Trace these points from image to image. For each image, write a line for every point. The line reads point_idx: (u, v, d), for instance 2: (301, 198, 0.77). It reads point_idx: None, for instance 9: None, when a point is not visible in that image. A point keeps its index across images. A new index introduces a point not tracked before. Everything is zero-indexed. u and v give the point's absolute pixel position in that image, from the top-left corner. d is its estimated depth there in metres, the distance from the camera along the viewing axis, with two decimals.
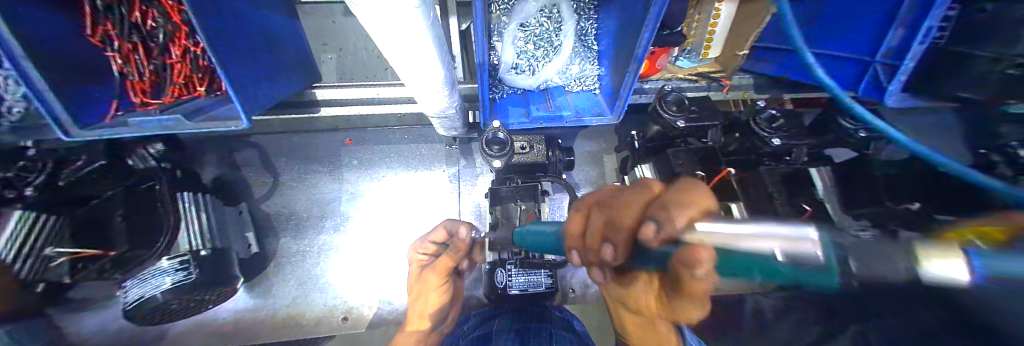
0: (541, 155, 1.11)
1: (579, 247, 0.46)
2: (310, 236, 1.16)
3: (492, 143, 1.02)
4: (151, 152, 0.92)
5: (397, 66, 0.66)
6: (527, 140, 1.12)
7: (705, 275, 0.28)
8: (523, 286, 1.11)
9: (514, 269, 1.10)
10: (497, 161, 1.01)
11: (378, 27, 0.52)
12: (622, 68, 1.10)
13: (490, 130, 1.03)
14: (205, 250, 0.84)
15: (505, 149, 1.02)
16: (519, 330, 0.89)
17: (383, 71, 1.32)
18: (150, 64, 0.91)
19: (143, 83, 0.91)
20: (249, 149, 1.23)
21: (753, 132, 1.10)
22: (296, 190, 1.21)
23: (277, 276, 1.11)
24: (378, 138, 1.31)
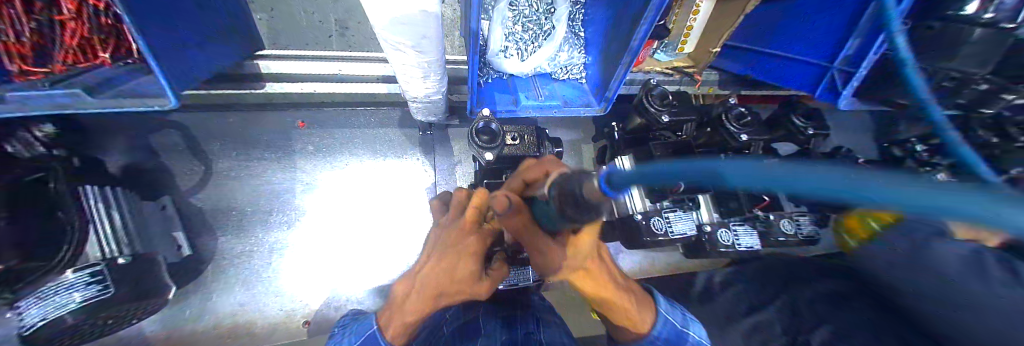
0: (532, 146, 0.93)
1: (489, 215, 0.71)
2: (257, 234, 1.06)
3: (481, 132, 0.86)
4: (39, 135, 0.76)
5: (384, 40, 0.55)
6: (518, 130, 0.94)
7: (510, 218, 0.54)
8: (512, 281, 1.06)
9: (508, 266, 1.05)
10: (489, 154, 0.86)
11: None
12: (612, 59, 0.94)
13: (479, 118, 0.87)
14: (125, 258, 0.75)
15: (497, 138, 0.86)
16: (504, 318, 0.85)
17: (327, 39, 1.17)
18: (30, 21, 0.65)
19: (21, 45, 0.65)
20: (170, 131, 1.04)
21: (722, 128, 1.05)
22: (235, 181, 1.06)
23: (220, 279, 1.01)
24: (338, 121, 1.18)
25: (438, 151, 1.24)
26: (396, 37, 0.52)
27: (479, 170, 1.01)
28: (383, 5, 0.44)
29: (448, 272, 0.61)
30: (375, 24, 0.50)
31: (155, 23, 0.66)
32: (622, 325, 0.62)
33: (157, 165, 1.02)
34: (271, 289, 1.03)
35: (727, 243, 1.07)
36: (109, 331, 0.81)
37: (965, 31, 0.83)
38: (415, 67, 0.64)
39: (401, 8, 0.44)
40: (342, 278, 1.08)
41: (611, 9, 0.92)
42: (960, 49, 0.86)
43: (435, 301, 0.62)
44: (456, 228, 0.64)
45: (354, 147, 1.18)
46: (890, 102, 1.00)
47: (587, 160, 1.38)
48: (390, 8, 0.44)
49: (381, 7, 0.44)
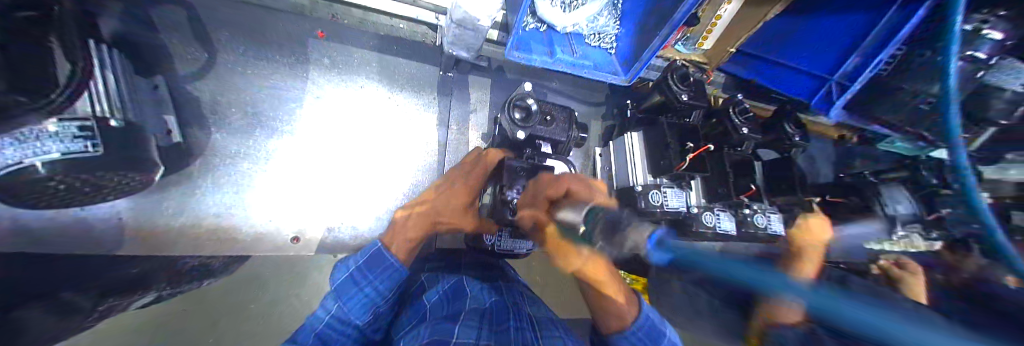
0: (561, 130, 0.94)
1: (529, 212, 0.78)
2: (255, 138, 1.00)
3: (515, 107, 0.86)
4: None
5: None
6: (550, 108, 0.93)
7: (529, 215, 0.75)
8: (507, 247, 1.02)
9: (505, 235, 1.01)
10: (522, 131, 0.87)
11: None
12: (647, 32, 0.99)
13: (517, 92, 0.88)
14: (116, 121, 0.70)
15: (532, 117, 0.88)
16: (488, 287, 0.89)
17: None
18: None
19: None
20: (179, 11, 0.97)
21: (727, 119, 1.15)
22: (241, 78, 1.01)
23: (202, 178, 0.95)
24: (359, 41, 1.13)
25: (455, 96, 1.23)
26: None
27: (501, 141, 1.01)
28: None
29: (446, 203, 0.94)
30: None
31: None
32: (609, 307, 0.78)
33: (153, 42, 0.93)
34: (259, 199, 0.99)
35: (710, 225, 1.16)
36: (83, 198, 0.74)
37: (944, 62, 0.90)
38: None
39: None
40: (337, 202, 1.05)
41: None
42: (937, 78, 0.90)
43: (426, 225, 0.91)
44: (458, 171, 0.99)
45: (372, 71, 1.14)
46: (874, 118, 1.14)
47: (594, 135, 1.44)
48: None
49: None
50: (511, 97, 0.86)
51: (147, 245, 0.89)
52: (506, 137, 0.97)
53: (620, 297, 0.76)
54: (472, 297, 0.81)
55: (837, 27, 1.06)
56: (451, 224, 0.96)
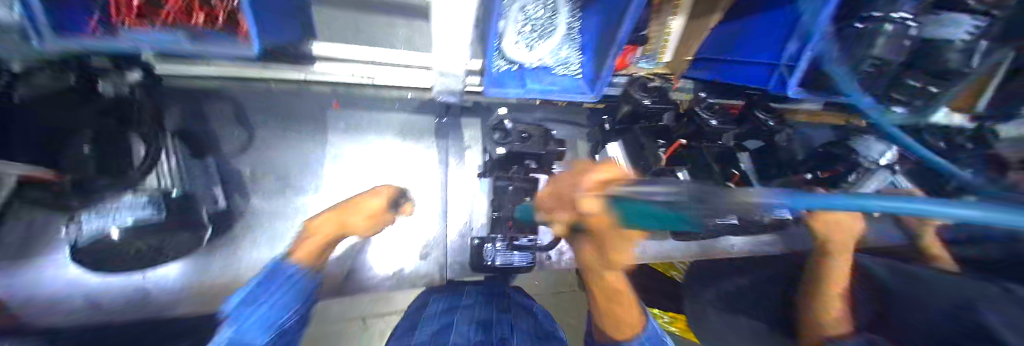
0: (539, 144, 1.03)
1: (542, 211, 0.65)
2: (287, 198, 1.18)
3: (496, 129, 1.01)
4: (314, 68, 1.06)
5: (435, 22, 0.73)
6: (529, 127, 1.05)
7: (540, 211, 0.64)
8: (505, 261, 1.18)
9: (501, 245, 1.18)
10: (502, 148, 1.03)
11: None
12: (602, 54, 1.14)
13: (496, 116, 1.02)
14: (176, 192, 0.87)
15: (509, 135, 1.02)
16: (481, 320, 0.87)
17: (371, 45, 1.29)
18: None
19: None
20: (220, 102, 1.19)
21: (694, 117, 1.23)
22: (274, 151, 1.21)
23: (245, 236, 1.11)
24: (366, 107, 1.34)
25: (451, 137, 1.39)
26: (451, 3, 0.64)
27: (491, 164, 1.16)
28: None
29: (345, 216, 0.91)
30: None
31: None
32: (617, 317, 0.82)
33: (205, 131, 1.16)
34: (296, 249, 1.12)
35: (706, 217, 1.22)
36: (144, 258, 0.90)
37: (880, 29, 0.97)
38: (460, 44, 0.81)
39: None
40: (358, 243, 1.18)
41: (600, 16, 1.10)
42: (878, 42, 1.00)
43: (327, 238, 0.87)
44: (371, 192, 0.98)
45: (380, 127, 1.33)
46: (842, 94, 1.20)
47: (582, 153, 1.53)
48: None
49: None
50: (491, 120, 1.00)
51: (185, 305, 1.01)
52: (494, 158, 1.11)
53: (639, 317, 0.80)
54: (459, 332, 0.78)
55: (773, 24, 1.18)
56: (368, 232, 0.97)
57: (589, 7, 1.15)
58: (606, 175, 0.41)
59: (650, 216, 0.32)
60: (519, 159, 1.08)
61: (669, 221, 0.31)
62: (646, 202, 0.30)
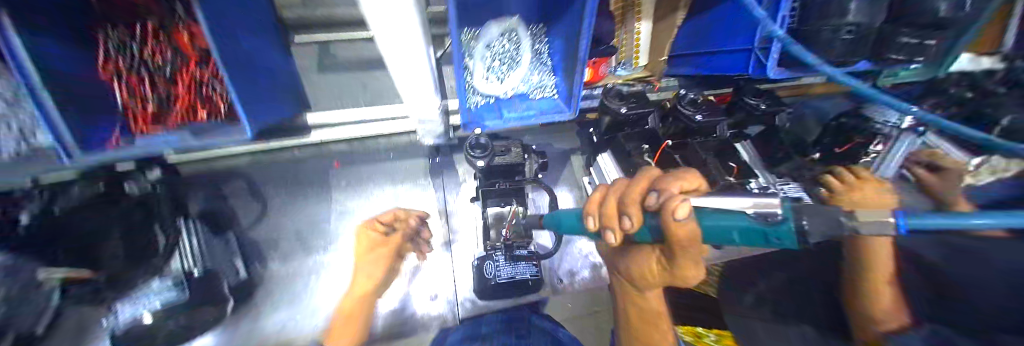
0: (518, 157, 1.10)
1: (593, 215, 0.68)
2: (301, 258, 1.25)
3: (474, 147, 1.05)
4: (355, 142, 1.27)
5: (397, 81, 0.80)
6: (506, 143, 1.12)
7: (592, 215, 0.68)
8: (510, 275, 1.18)
9: (502, 262, 1.20)
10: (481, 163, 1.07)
11: (392, 54, 0.65)
12: (571, 72, 1.18)
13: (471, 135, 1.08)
14: (197, 270, 0.94)
15: (487, 150, 1.06)
16: None
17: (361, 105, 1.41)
18: (154, 93, 0.90)
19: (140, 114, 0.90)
20: (236, 180, 1.32)
21: (678, 113, 1.21)
22: (287, 216, 1.31)
23: (268, 302, 1.18)
24: (364, 160, 1.43)
25: (446, 175, 1.44)
26: (403, 64, 0.69)
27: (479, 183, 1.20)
28: (398, 57, 0.66)
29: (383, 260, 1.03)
30: (387, 61, 0.70)
31: (222, 31, 0.78)
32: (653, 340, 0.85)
33: (225, 209, 1.28)
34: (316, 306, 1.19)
35: None
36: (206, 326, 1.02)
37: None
38: (428, 93, 0.88)
39: (405, 53, 0.65)
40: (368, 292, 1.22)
41: (564, 38, 1.19)
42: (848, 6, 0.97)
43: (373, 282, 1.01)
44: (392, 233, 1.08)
45: (379, 178, 1.41)
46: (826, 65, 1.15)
47: (577, 168, 1.52)
48: (396, 46, 0.61)
49: (396, 61, 0.68)
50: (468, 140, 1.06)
51: None
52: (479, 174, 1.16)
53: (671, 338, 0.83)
54: None
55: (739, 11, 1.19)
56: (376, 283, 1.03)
57: (552, 31, 1.25)
58: (684, 188, 0.51)
59: (748, 233, 0.39)
60: (502, 172, 1.13)
61: (759, 236, 0.37)
62: (744, 216, 0.38)
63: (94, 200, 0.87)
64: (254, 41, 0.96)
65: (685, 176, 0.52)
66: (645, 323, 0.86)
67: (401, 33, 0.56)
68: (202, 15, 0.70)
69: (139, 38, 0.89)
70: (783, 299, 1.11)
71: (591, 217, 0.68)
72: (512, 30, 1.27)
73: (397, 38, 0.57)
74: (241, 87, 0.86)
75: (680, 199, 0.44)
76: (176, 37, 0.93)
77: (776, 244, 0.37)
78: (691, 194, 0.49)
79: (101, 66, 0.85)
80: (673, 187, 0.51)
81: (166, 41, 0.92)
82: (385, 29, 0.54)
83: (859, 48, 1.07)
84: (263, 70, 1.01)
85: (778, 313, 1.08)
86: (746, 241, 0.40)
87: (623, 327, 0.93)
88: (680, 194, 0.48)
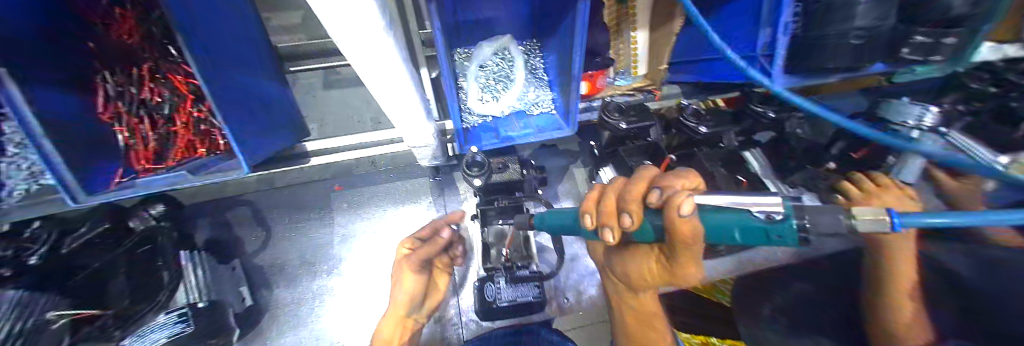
0: (516, 173, 1.07)
1: (590, 214, 0.63)
2: (305, 283, 1.25)
3: (471, 164, 1.03)
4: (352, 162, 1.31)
5: (388, 110, 0.80)
6: (503, 160, 1.10)
7: (590, 213, 0.63)
8: (511, 297, 1.16)
9: (503, 284, 1.17)
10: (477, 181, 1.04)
11: (374, 82, 0.66)
12: (566, 88, 1.16)
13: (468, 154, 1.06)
14: (202, 302, 0.94)
15: (484, 168, 1.03)
16: None
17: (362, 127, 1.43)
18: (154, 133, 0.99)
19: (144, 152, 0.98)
20: (241, 207, 1.35)
21: (682, 126, 1.17)
22: (291, 240, 1.32)
23: (274, 328, 1.18)
24: (365, 182, 1.44)
25: (446, 193, 1.44)
26: (389, 92, 0.70)
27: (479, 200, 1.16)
28: (381, 86, 0.67)
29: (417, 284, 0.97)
30: (372, 92, 0.70)
31: (211, 70, 0.80)
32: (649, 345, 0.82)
33: (232, 236, 1.30)
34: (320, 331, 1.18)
35: None
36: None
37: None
38: (419, 120, 0.88)
39: (390, 84, 0.67)
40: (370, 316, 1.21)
41: (558, 53, 1.20)
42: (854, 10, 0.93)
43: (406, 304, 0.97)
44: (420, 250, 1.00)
45: (380, 199, 1.41)
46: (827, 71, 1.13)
47: (581, 181, 1.46)
48: (380, 76, 0.63)
49: (381, 92, 0.69)
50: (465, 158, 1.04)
51: None
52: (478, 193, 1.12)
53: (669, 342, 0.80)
54: None
55: (739, 18, 1.15)
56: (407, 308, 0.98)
57: (547, 47, 1.30)
58: (684, 186, 0.47)
59: (751, 230, 0.38)
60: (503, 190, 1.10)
61: (762, 232, 0.36)
62: (744, 212, 0.37)
63: (100, 236, 0.92)
64: (249, 76, 1.00)
65: (684, 174, 0.50)
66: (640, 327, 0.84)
67: (383, 64, 0.59)
68: (193, 59, 0.73)
69: (137, 83, 0.99)
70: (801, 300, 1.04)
71: (587, 215, 0.63)
72: (505, 48, 1.28)
73: (380, 69, 0.60)
74: (236, 125, 0.88)
75: (684, 194, 0.39)
76: (172, 79, 1.02)
77: (779, 240, 0.36)
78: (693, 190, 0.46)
79: (100, 114, 0.93)
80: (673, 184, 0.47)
81: (163, 84, 1.01)
82: (366, 60, 0.57)
83: (868, 53, 1.02)
84: (262, 104, 1.05)
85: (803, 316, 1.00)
86: (748, 239, 0.39)
87: (620, 328, 0.90)
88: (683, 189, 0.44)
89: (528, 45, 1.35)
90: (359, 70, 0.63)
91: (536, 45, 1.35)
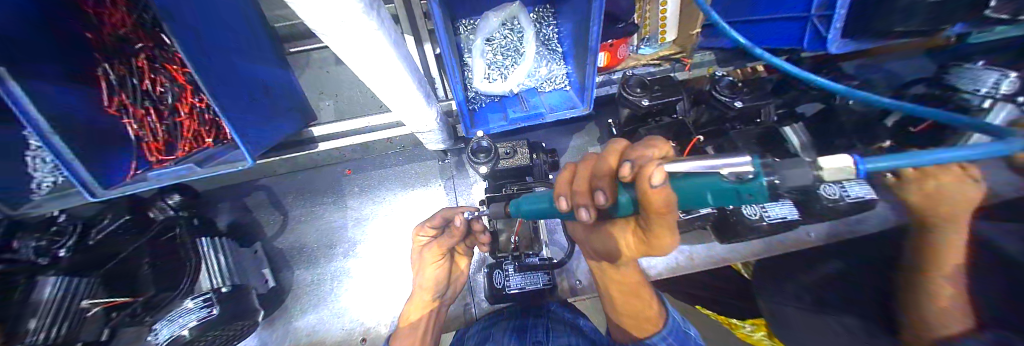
0: (526, 158, 1.02)
1: (566, 196, 0.60)
2: (323, 265, 1.28)
3: (477, 151, 0.98)
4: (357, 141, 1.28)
5: (382, 94, 0.74)
6: (511, 144, 1.04)
7: (564, 200, 0.59)
8: (522, 284, 1.11)
9: (512, 270, 1.12)
10: (483, 167, 0.99)
11: (357, 62, 0.58)
12: (582, 62, 1.06)
13: (474, 139, 1.00)
14: (226, 287, 0.97)
15: (491, 153, 0.96)
16: None
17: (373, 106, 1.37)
18: (162, 125, 0.96)
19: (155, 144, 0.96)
20: (259, 192, 1.36)
21: (713, 101, 1.04)
22: (305, 225, 1.34)
23: (297, 307, 1.23)
24: (374, 165, 1.42)
25: (456, 176, 1.39)
26: (374, 72, 0.61)
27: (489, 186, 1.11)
28: (368, 67, 0.60)
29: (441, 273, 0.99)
30: (355, 70, 0.62)
31: (200, 55, 0.74)
32: (641, 318, 0.82)
33: (250, 220, 1.33)
34: (343, 310, 1.22)
35: (755, 216, 1.01)
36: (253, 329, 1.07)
37: None
38: (419, 103, 0.81)
39: (384, 64, 0.59)
40: (389, 298, 1.23)
41: (573, 21, 1.08)
42: None
43: (430, 290, 1.01)
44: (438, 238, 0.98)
45: (389, 183, 1.39)
46: (888, 33, 0.97)
47: None
48: (360, 54, 0.55)
49: (370, 73, 0.62)
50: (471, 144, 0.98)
51: None
52: (487, 179, 1.08)
53: (656, 312, 0.81)
54: None
55: None
56: (432, 294, 1.02)
57: (561, 13, 1.17)
58: (656, 157, 0.50)
59: (721, 191, 0.42)
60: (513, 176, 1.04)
61: (730, 192, 0.41)
62: (715, 176, 0.40)
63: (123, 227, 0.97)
64: (245, 60, 0.95)
65: (653, 144, 0.53)
66: (629, 298, 0.84)
67: (365, 41, 0.51)
68: (178, 45, 0.66)
69: (136, 72, 0.94)
70: (830, 287, 0.98)
71: (561, 198, 0.60)
72: (514, 17, 1.16)
73: (360, 45, 0.52)
74: (232, 113, 0.83)
75: (654, 165, 0.45)
76: (166, 67, 0.97)
77: (748, 197, 0.41)
78: (663, 159, 0.49)
79: (107, 107, 0.90)
80: (644, 156, 0.50)
81: (160, 73, 0.97)
82: (342, 36, 0.49)
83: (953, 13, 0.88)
84: (260, 89, 0.99)
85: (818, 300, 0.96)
86: (720, 199, 0.43)
87: (606, 298, 0.93)
88: (654, 158, 0.48)
89: (540, 12, 1.22)
90: (336, 48, 0.55)
91: (548, 11, 1.22)
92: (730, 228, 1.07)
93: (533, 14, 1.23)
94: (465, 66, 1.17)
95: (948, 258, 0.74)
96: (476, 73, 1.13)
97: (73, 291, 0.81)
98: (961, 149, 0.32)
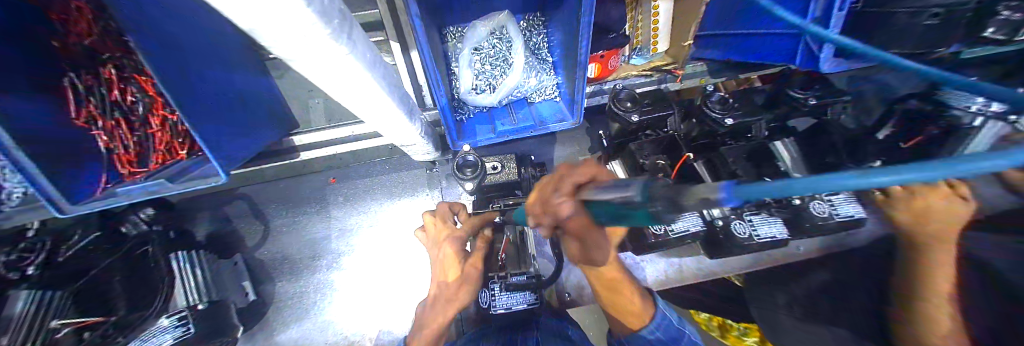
0: (513, 173, 1.00)
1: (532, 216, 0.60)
2: (307, 277, 1.26)
3: (464, 166, 0.95)
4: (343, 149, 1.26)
5: (359, 113, 0.70)
6: (499, 158, 1.02)
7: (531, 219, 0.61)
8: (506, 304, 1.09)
9: (498, 288, 1.05)
10: (468, 183, 0.96)
11: (329, 84, 0.55)
12: (571, 74, 1.03)
13: (460, 154, 0.97)
14: (203, 303, 0.95)
15: (476, 170, 0.94)
16: None
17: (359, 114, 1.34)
18: (133, 136, 0.93)
19: (128, 156, 0.93)
20: (239, 201, 1.33)
21: (705, 116, 1.03)
22: (287, 235, 1.31)
23: (281, 319, 1.21)
24: (360, 173, 1.40)
25: (443, 185, 1.37)
26: (350, 94, 0.59)
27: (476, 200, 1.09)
28: (342, 87, 0.56)
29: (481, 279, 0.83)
30: (331, 94, 0.59)
31: (171, 68, 0.72)
32: (629, 312, 0.80)
33: (232, 230, 1.30)
34: (327, 324, 1.20)
35: (743, 235, 1.00)
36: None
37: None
38: (400, 119, 0.78)
39: (357, 84, 0.56)
40: (376, 309, 1.22)
41: (563, 32, 1.05)
42: None
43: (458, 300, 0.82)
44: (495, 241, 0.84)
45: (374, 193, 1.37)
46: None
47: None
48: (331, 78, 0.52)
49: (345, 94, 0.59)
50: (457, 159, 0.96)
51: None
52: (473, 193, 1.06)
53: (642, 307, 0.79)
54: None
55: None
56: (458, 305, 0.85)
57: (551, 22, 1.14)
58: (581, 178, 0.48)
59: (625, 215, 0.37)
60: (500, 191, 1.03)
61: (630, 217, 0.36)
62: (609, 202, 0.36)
63: (95, 243, 0.94)
64: (221, 70, 0.92)
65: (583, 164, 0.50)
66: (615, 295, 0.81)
67: (334, 67, 0.48)
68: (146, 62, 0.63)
69: (104, 82, 0.91)
70: (819, 300, 1.00)
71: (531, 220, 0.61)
72: (503, 26, 1.13)
73: (330, 71, 0.49)
74: (203, 130, 0.79)
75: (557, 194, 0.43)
76: (136, 78, 0.94)
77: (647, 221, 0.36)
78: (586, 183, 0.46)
79: (74, 119, 0.87)
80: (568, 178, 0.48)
81: (131, 83, 0.94)
82: (310, 62, 0.46)
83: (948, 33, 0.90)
84: (235, 101, 0.96)
85: (809, 310, 1.00)
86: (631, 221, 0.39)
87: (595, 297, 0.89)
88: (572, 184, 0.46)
89: (530, 20, 1.19)
90: (302, 70, 0.50)
91: (538, 19, 1.19)
92: (722, 246, 1.05)
93: (522, 22, 1.20)
94: (451, 76, 1.15)
95: (939, 285, 0.74)
96: (463, 83, 1.10)
97: (45, 307, 0.80)
98: (1015, 149, 0.16)
